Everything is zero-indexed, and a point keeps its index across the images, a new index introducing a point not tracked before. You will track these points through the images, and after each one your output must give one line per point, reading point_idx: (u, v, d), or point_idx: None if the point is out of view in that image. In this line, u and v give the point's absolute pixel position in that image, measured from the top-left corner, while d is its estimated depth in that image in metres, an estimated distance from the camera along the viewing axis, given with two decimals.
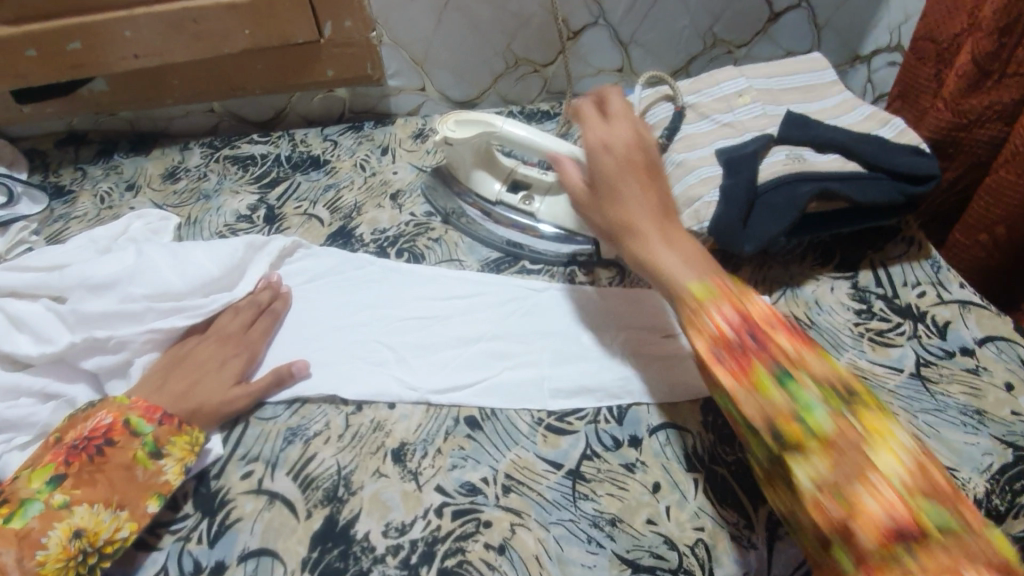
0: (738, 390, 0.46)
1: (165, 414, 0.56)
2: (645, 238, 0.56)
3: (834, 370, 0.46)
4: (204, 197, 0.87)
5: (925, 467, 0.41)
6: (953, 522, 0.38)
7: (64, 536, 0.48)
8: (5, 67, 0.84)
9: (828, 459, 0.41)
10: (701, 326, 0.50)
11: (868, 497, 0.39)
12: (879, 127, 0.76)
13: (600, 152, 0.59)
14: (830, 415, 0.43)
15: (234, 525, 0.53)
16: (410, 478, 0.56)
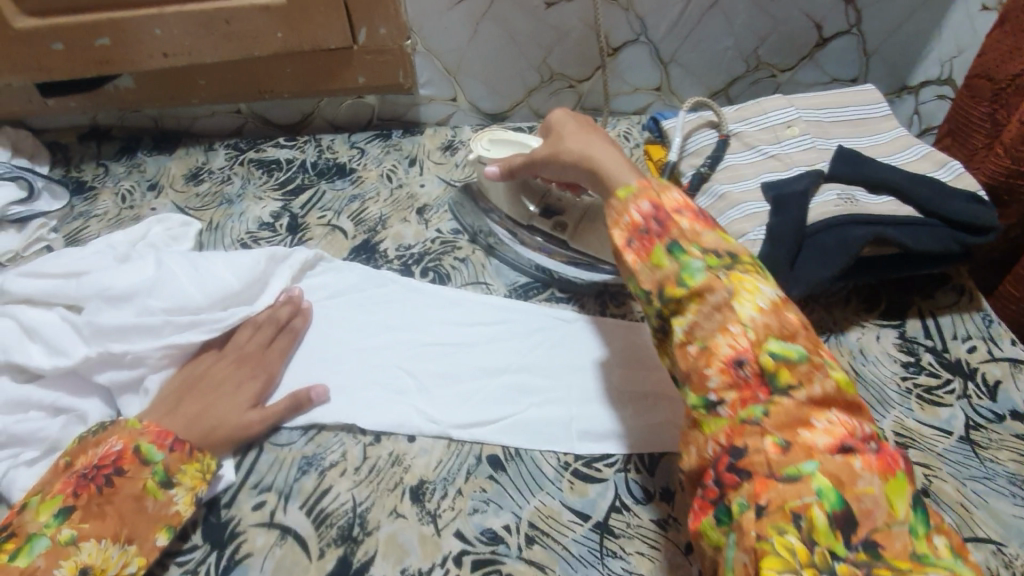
0: (637, 268, 0.51)
1: (176, 440, 0.54)
2: (596, 157, 0.59)
3: (723, 240, 0.50)
4: (227, 201, 0.84)
5: (778, 305, 0.47)
6: (800, 356, 0.44)
7: (69, 575, 0.46)
8: (32, 60, 0.82)
9: (699, 312, 0.47)
10: (620, 218, 0.53)
11: (723, 343, 0.45)
12: (935, 169, 0.72)
13: (560, 133, 0.64)
14: (705, 272, 0.47)
15: (244, 560, 0.51)
16: (429, 521, 0.53)
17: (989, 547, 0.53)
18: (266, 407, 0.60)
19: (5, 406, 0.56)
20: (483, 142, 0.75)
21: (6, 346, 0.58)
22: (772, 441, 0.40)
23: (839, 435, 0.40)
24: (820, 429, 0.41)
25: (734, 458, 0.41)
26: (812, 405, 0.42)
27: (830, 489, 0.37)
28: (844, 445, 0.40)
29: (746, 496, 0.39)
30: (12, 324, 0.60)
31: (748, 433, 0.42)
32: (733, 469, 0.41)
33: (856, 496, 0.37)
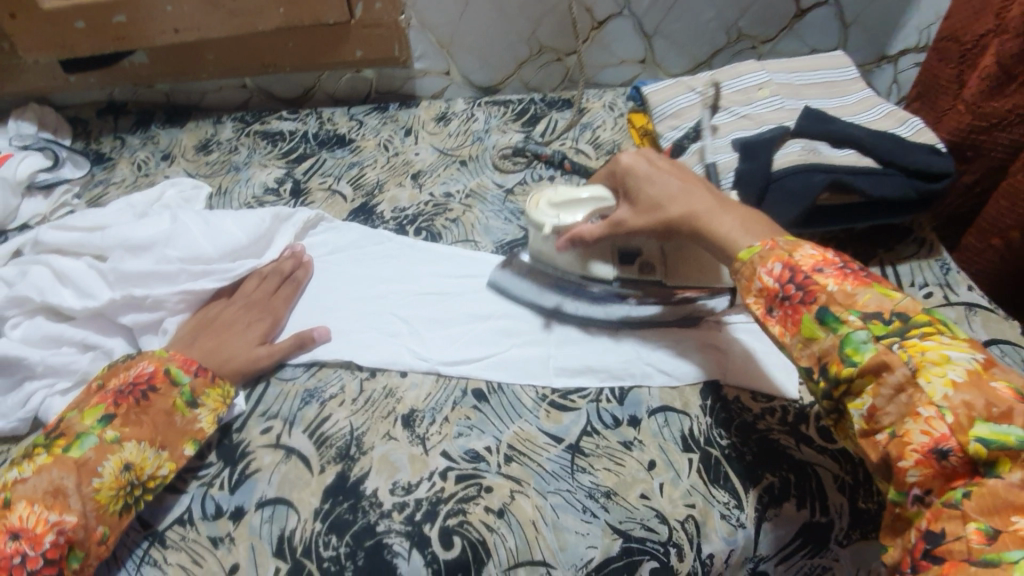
0: (790, 341, 0.47)
1: (201, 367, 0.61)
2: (700, 216, 0.55)
3: (887, 298, 0.45)
4: (235, 168, 0.90)
5: (979, 373, 0.40)
6: (1023, 440, 0.37)
7: (116, 467, 0.53)
8: (55, 37, 0.89)
9: (878, 394, 0.42)
10: (748, 285, 0.50)
11: (915, 431, 0.40)
12: (897, 126, 0.76)
13: (650, 181, 0.59)
14: (875, 345, 0.43)
15: (253, 475, 0.57)
16: (418, 443, 0.59)
17: None
18: (272, 344, 0.66)
19: (41, 340, 0.63)
20: (545, 208, 0.64)
21: (41, 289, 0.65)
22: (976, 528, 0.36)
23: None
24: None
25: (932, 547, 0.38)
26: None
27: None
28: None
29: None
30: (45, 270, 0.67)
31: (946, 517, 0.38)
32: (928, 557, 0.38)
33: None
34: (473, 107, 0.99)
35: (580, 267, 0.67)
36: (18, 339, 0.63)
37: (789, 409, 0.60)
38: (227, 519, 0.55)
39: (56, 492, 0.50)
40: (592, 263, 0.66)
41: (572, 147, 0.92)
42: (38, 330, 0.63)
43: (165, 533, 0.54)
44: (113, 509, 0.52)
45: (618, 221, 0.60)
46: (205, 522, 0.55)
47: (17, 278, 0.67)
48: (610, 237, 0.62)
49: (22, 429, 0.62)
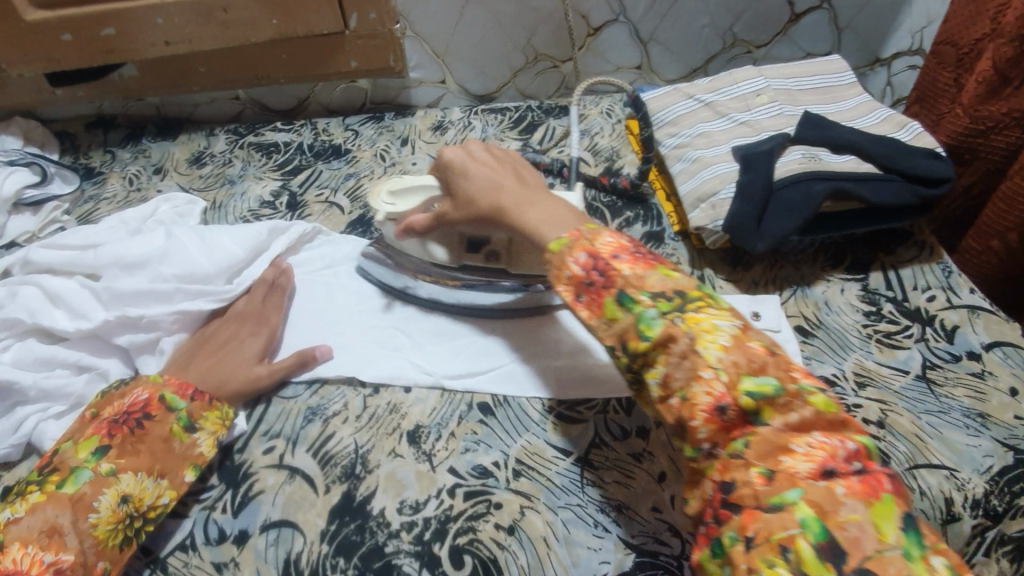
0: (594, 325, 0.47)
1: (196, 391, 0.59)
2: (506, 203, 0.56)
3: (669, 277, 0.46)
4: (229, 182, 0.89)
5: (741, 335, 0.43)
6: (776, 387, 0.41)
7: (113, 500, 0.51)
8: (42, 51, 0.87)
9: (668, 363, 0.43)
10: (557, 273, 0.49)
11: (700, 393, 0.42)
12: (896, 131, 0.77)
13: (463, 172, 0.60)
14: (662, 320, 0.44)
15: (256, 497, 0.56)
16: (425, 459, 0.58)
17: (941, 472, 0.57)
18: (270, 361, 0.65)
19: (34, 363, 0.62)
20: (381, 198, 0.68)
21: (32, 311, 0.64)
22: (756, 473, 0.39)
23: (820, 460, 0.38)
24: (802, 455, 0.39)
25: (725, 494, 0.40)
26: (792, 431, 0.40)
27: (813, 520, 0.36)
28: (826, 470, 0.38)
29: (735, 530, 0.38)
30: (36, 291, 0.65)
31: (734, 467, 0.40)
32: (726, 505, 0.39)
33: (839, 525, 0.35)
34: (470, 115, 0.98)
35: (424, 254, 0.69)
36: (8, 362, 0.62)
37: None
38: (231, 544, 0.53)
39: (51, 531, 0.49)
40: (432, 247, 0.68)
41: (571, 154, 0.91)
42: (28, 353, 0.62)
43: (167, 560, 0.53)
44: (112, 543, 0.51)
45: (441, 214, 0.63)
46: (208, 548, 0.53)
47: (5, 300, 0.65)
48: (441, 227, 0.64)
49: (14, 456, 0.60)
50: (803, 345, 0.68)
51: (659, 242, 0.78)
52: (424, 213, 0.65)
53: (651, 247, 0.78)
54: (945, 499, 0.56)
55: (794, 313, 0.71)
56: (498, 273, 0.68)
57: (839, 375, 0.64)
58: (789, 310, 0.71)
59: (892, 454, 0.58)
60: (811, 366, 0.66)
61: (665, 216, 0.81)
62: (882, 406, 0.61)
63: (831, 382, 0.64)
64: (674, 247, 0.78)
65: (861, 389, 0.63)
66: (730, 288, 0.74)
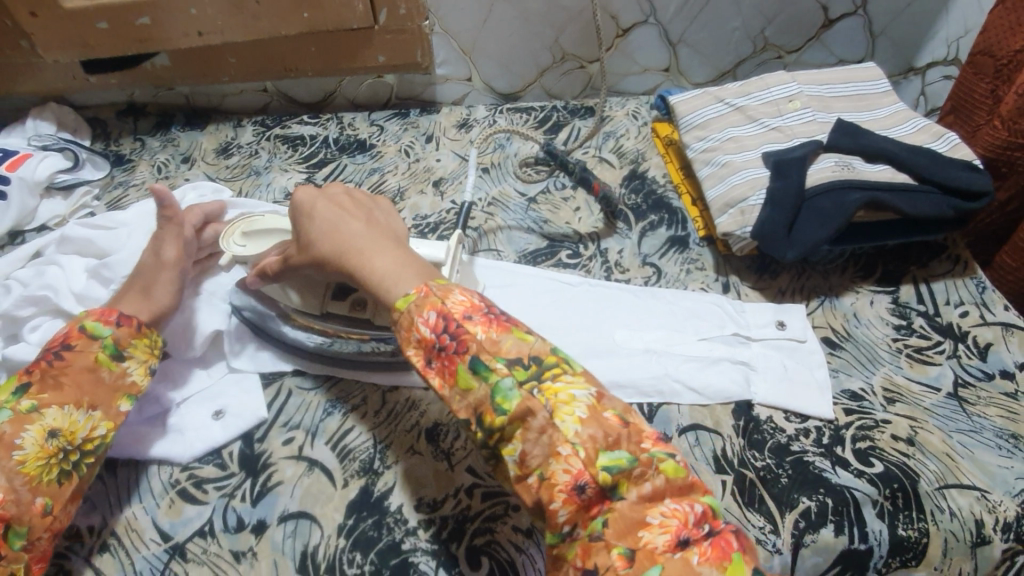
0: (448, 393, 0.46)
1: (121, 316, 0.59)
2: (351, 255, 0.54)
3: (523, 342, 0.46)
4: (255, 173, 0.90)
5: (596, 407, 0.44)
6: (630, 459, 0.42)
7: (40, 435, 0.51)
8: (77, 38, 0.88)
9: (525, 440, 0.42)
10: (407, 336, 0.48)
11: (558, 471, 0.41)
12: (932, 141, 0.75)
13: (308, 215, 0.58)
14: (518, 390, 0.43)
15: (275, 488, 0.56)
16: (443, 458, 0.57)
17: (972, 492, 0.55)
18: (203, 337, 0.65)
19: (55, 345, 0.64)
20: (234, 238, 0.66)
21: (57, 290, 0.66)
22: (617, 554, 0.39)
23: (675, 530, 0.40)
24: (657, 526, 0.40)
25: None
26: (645, 504, 0.41)
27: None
28: (680, 539, 0.39)
29: None
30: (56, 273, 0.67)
31: (596, 551, 0.40)
32: None
33: None
34: (494, 114, 0.98)
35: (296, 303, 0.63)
36: (37, 342, 0.63)
37: (823, 430, 0.60)
38: (250, 533, 0.54)
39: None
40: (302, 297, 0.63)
41: (595, 156, 0.90)
42: None
43: (186, 546, 0.53)
44: (47, 478, 0.51)
45: (287, 258, 0.60)
46: (227, 536, 0.54)
47: (33, 279, 0.68)
48: (290, 274, 0.61)
49: None
50: (829, 357, 0.66)
51: (683, 247, 0.78)
52: (276, 256, 0.62)
53: (674, 251, 0.77)
54: (976, 521, 0.54)
55: (821, 324, 0.69)
56: (366, 325, 0.62)
57: (867, 390, 0.63)
58: (817, 321, 0.70)
59: (921, 472, 0.56)
60: (837, 379, 0.64)
61: (690, 221, 0.80)
62: (912, 423, 0.60)
63: (858, 397, 0.62)
64: (699, 252, 0.77)
65: (890, 404, 0.62)
66: (756, 296, 0.72)
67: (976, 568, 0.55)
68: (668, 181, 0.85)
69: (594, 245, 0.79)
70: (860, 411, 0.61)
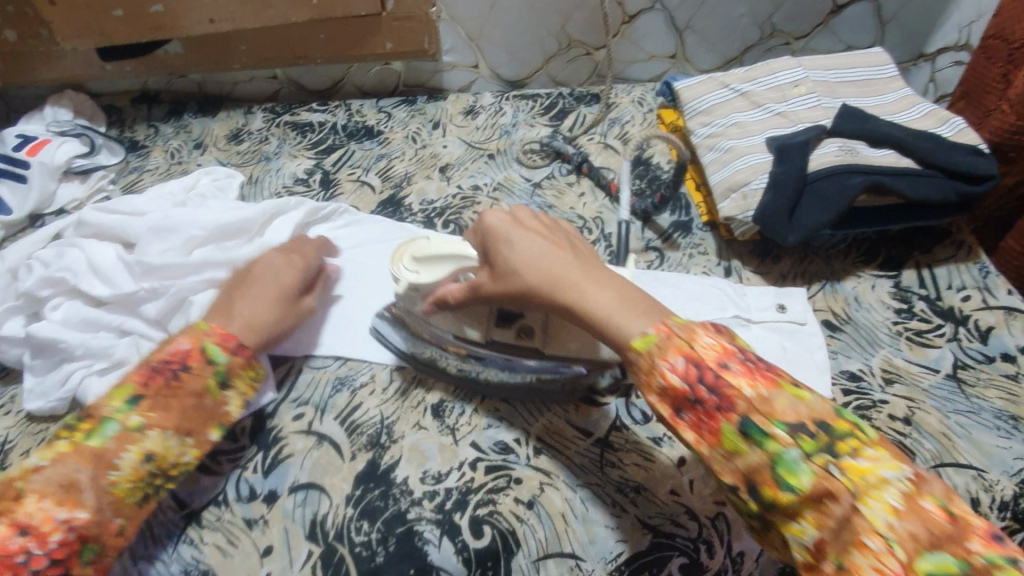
0: (708, 453, 0.42)
1: (238, 345, 0.58)
2: (566, 287, 0.50)
3: (802, 401, 0.40)
4: (265, 159, 0.91)
5: (913, 493, 0.37)
6: (962, 565, 0.34)
7: (135, 459, 0.51)
8: (94, 25, 0.90)
9: (821, 525, 0.37)
10: (647, 380, 0.44)
11: (866, 568, 0.35)
12: (938, 126, 0.75)
13: (507, 241, 0.53)
14: (809, 465, 0.38)
15: (286, 459, 0.58)
16: (448, 433, 0.59)
17: (969, 472, 0.56)
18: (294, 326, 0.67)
19: (79, 323, 0.66)
20: (404, 262, 0.60)
21: (75, 273, 0.69)
22: None
23: None
24: None
25: None
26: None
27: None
28: None
29: None
30: (79, 256, 0.70)
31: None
32: None
33: None
34: (501, 101, 0.98)
35: (454, 328, 0.61)
36: (60, 321, 0.66)
37: None
38: (262, 502, 0.56)
39: (69, 486, 0.48)
40: (464, 326, 0.61)
41: (600, 143, 0.91)
42: (77, 313, 0.67)
43: (201, 512, 0.56)
44: (130, 501, 0.50)
45: (476, 285, 0.55)
46: (240, 504, 0.56)
47: (53, 259, 0.70)
48: (473, 301, 0.57)
49: (60, 409, 0.64)
50: (830, 339, 0.67)
51: (686, 232, 0.78)
52: (455, 284, 0.58)
53: (678, 236, 0.78)
54: (973, 499, 0.55)
55: (822, 308, 0.70)
56: (534, 354, 0.59)
57: (866, 371, 0.64)
58: (817, 304, 0.70)
59: (917, 451, 0.57)
60: (837, 361, 0.65)
61: (694, 206, 0.81)
62: (909, 404, 0.61)
63: (857, 378, 0.63)
64: (702, 237, 0.78)
65: (889, 385, 0.62)
66: (757, 280, 0.73)
67: None
68: (673, 167, 0.86)
69: (598, 230, 0.80)
70: (858, 392, 0.62)
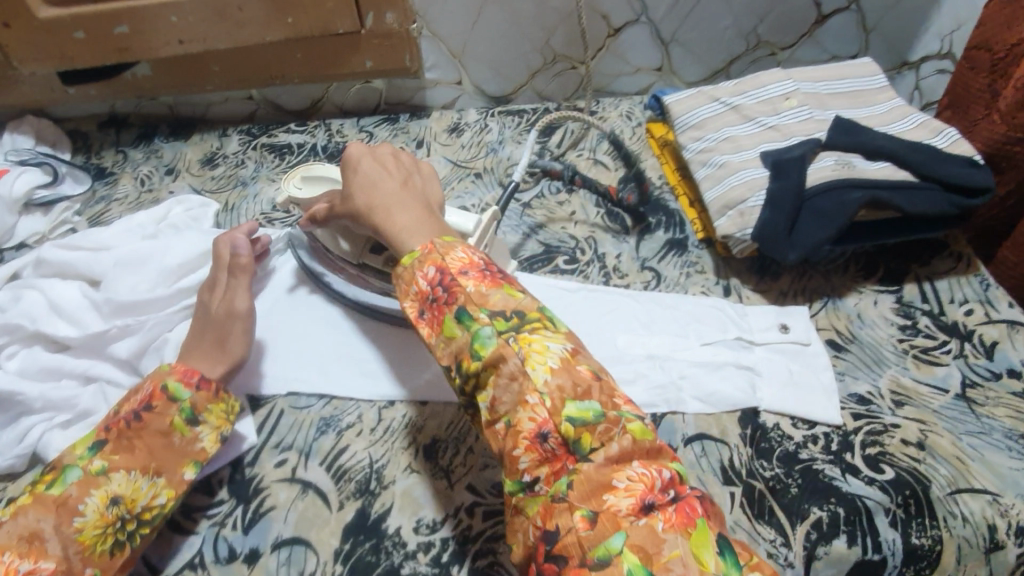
0: (434, 340, 0.50)
1: (202, 379, 0.57)
2: (381, 208, 0.57)
3: (511, 297, 0.49)
4: (242, 183, 0.87)
5: (569, 360, 0.46)
6: (597, 414, 0.44)
7: (100, 503, 0.50)
8: (54, 48, 0.85)
9: (497, 386, 0.46)
10: (406, 287, 0.53)
11: (524, 419, 0.44)
12: (932, 137, 0.74)
13: (355, 168, 0.60)
14: (495, 339, 0.47)
15: (268, 513, 0.54)
16: (442, 476, 0.55)
17: (984, 497, 0.54)
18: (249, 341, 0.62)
19: (40, 373, 0.62)
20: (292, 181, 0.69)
21: (34, 317, 0.64)
22: (581, 516, 0.40)
23: (639, 494, 0.40)
24: (623, 491, 0.41)
25: (549, 544, 0.41)
26: (612, 466, 0.42)
27: (639, 568, 0.37)
28: (645, 504, 0.40)
29: None
30: (39, 298, 0.65)
31: (558, 511, 0.41)
32: (551, 556, 0.40)
33: (663, 567, 0.37)
34: (486, 117, 0.96)
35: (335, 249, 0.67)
36: (15, 372, 0.62)
37: (831, 436, 0.59)
38: (242, 563, 0.52)
39: (32, 537, 0.47)
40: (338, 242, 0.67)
41: (589, 159, 0.88)
42: (34, 361, 0.62)
43: None
44: (100, 549, 0.49)
45: (331, 207, 0.63)
46: (218, 567, 0.52)
47: (9, 304, 0.66)
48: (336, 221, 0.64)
49: (20, 467, 0.59)
50: (834, 360, 0.65)
51: (681, 250, 0.76)
52: (324, 203, 0.64)
53: (673, 255, 0.76)
54: (990, 526, 0.53)
55: (825, 326, 0.68)
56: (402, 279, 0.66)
57: (875, 393, 0.62)
58: (820, 323, 0.68)
59: (932, 478, 0.55)
60: (844, 382, 0.63)
61: (688, 223, 0.78)
62: (922, 426, 0.59)
63: (866, 401, 0.61)
64: (698, 255, 0.76)
65: (899, 408, 0.60)
66: (757, 299, 0.71)
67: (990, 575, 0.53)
68: (664, 182, 0.84)
69: (592, 250, 0.77)
70: (868, 416, 0.60)
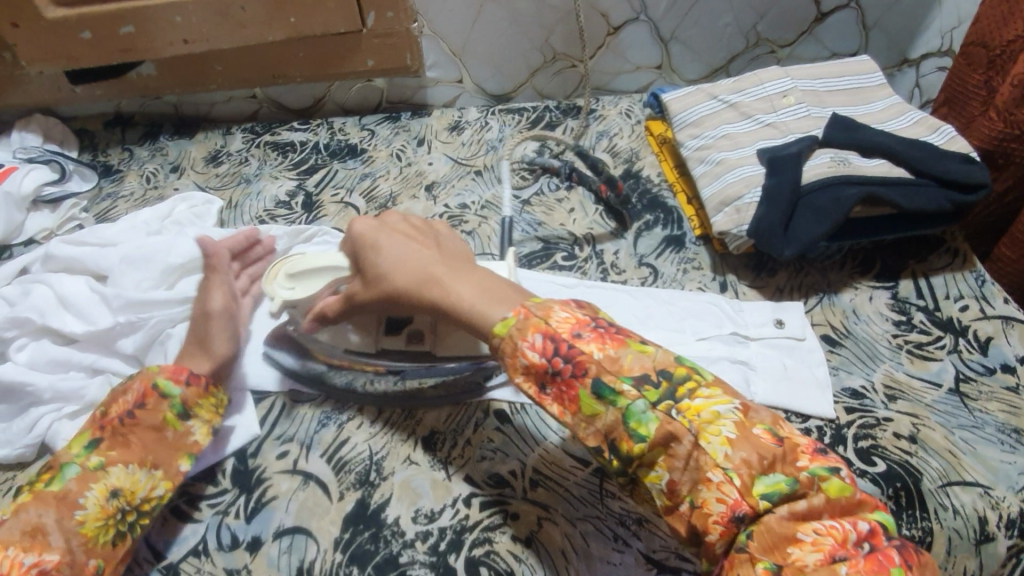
0: (572, 421, 0.44)
1: (192, 375, 0.57)
2: (433, 283, 0.52)
3: (644, 355, 0.44)
4: (245, 181, 0.89)
5: (743, 423, 0.41)
6: (790, 481, 0.39)
7: (101, 495, 0.50)
8: (60, 48, 0.87)
9: (672, 467, 0.41)
10: (512, 362, 0.45)
11: (712, 500, 0.39)
12: (928, 134, 0.74)
13: (376, 248, 0.56)
14: (654, 414, 0.41)
15: (269, 503, 0.55)
16: (440, 467, 0.57)
17: (976, 489, 0.55)
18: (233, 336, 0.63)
19: (48, 364, 0.63)
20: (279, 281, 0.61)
21: (42, 311, 0.65)
22: (763, 567, 0.37)
23: (828, 548, 0.37)
24: (809, 544, 0.37)
25: None
26: (796, 519, 0.38)
27: None
28: (835, 558, 0.36)
29: None
30: (47, 293, 0.67)
31: (740, 563, 0.38)
32: None
33: None
34: (487, 116, 0.97)
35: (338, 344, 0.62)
36: (24, 363, 0.63)
37: (824, 429, 0.59)
38: (244, 550, 0.53)
39: (35, 532, 0.47)
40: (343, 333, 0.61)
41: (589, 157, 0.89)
42: (42, 353, 0.64)
43: (179, 564, 0.53)
44: (103, 540, 0.50)
45: (351, 295, 0.57)
46: (221, 553, 0.53)
47: (18, 299, 0.67)
48: (353, 312, 0.58)
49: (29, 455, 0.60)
50: (830, 355, 0.66)
51: (679, 246, 0.77)
52: (334, 296, 0.59)
53: (670, 251, 0.76)
54: (981, 518, 0.53)
55: (820, 321, 0.69)
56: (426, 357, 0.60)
57: (868, 387, 0.62)
58: (816, 319, 0.69)
59: (924, 470, 0.55)
60: (838, 377, 0.64)
61: (686, 220, 0.79)
62: (914, 420, 0.59)
63: (860, 395, 0.62)
64: (695, 251, 0.76)
65: (892, 402, 0.61)
66: (753, 295, 0.72)
67: (981, 566, 0.54)
68: (663, 180, 0.85)
69: (590, 246, 0.78)
70: (862, 410, 0.61)
